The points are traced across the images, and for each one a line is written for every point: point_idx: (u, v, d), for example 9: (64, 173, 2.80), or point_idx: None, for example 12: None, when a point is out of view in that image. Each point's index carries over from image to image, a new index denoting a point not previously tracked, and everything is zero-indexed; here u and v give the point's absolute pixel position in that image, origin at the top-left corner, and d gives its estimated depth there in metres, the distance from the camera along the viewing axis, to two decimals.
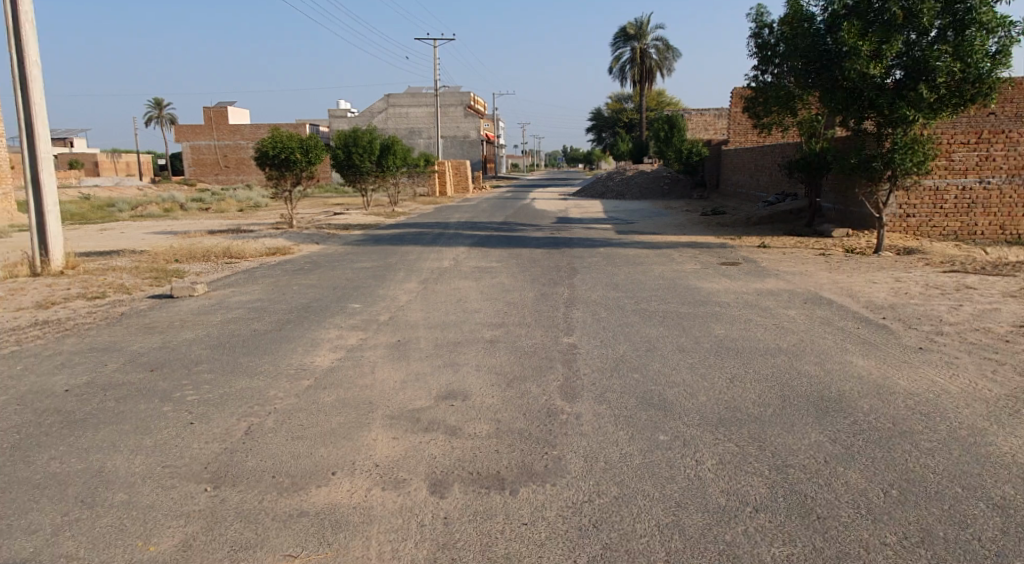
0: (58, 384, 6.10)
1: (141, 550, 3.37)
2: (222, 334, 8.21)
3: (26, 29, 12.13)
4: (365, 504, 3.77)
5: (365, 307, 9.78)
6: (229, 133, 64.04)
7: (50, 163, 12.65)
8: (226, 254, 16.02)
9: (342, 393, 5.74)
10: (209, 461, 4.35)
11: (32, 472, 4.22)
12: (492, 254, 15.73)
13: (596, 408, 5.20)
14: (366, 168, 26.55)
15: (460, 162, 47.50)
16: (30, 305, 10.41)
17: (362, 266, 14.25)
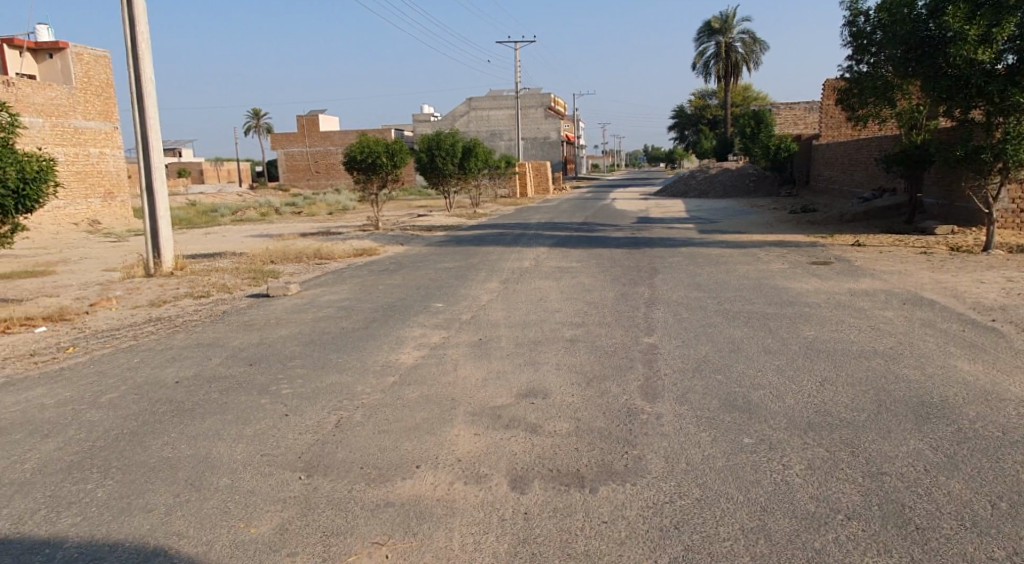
0: (168, 377, 6.51)
1: (243, 531, 3.58)
2: (314, 332, 8.55)
3: (142, 48, 12.97)
4: (448, 497, 3.88)
5: (448, 307, 9.98)
6: (320, 140, 66.45)
7: (162, 172, 13.47)
8: (317, 255, 16.67)
9: (426, 390, 5.91)
10: (303, 451, 4.58)
11: (147, 456, 4.55)
12: (572, 254, 15.74)
13: (677, 409, 5.16)
14: (449, 170, 26.98)
15: (541, 163, 47.71)
16: (143, 303, 11.11)
17: (445, 266, 14.53)
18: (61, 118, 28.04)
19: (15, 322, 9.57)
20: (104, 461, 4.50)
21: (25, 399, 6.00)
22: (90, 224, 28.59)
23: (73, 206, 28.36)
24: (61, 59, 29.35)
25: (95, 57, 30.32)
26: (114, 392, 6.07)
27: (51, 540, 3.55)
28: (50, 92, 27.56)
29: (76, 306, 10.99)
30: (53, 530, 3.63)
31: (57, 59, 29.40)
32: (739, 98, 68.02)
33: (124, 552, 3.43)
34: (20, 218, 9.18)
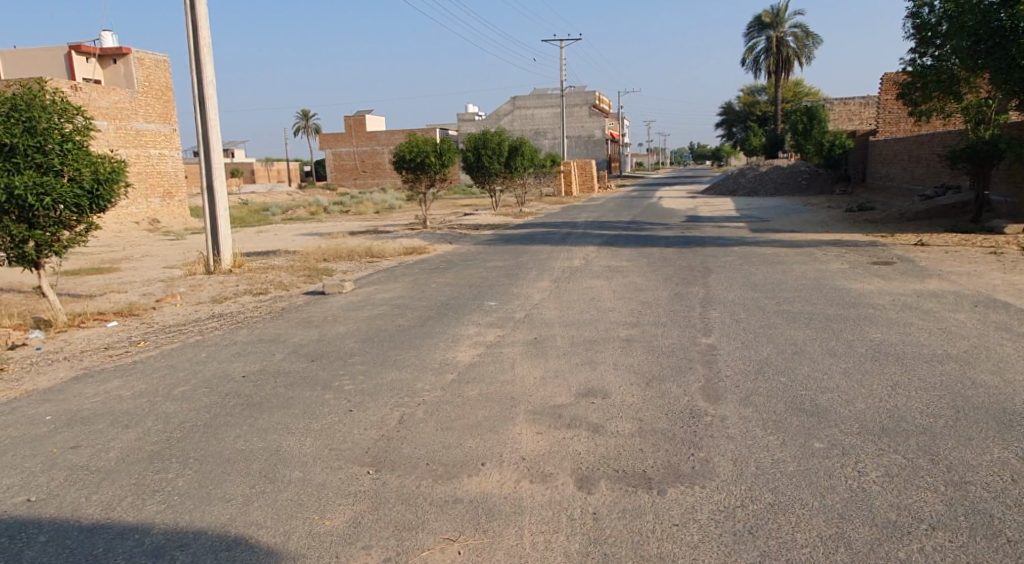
0: (235, 371, 6.68)
1: (318, 523, 3.65)
2: (371, 329, 8.66)
3: (204, 52, 13.36)
4: (515, 495, 3.89)
5: (500, 305, 10.00)
6: (367, 140, 67.34)
7: (222, 172, 13.81)
8: (368, 253, 16.88)
9: (485, 388, 5.94)
10: (369, 446, 4.64)
11: (222, 448, 4.67)
12: (622, 253, 15.65)
13: (741, 412, 5.07)
14: (495, 169, 26.99)
15: (586, 162, 47.60)
16: (206, 300, 11.40)
17: (495, 265, 14.56)
18: (124, 120, 28.99)
19: (88, 317, 9.93)
20: (181, 452, 4.63)
21: (104, 390, 6.22)
22: (151, 223, 29.46)
23: (135, 206, 29.23)
24: (125, 64, 30.41)
25: (156, 62, 31.27)
26: (185, 385, 6.25)
27: (140, 526, 3.68)
28: (115, 96, 28.57)
29: (144, 302, 11.36)
30: (140, 517, 3.76)
31: (121, 64, 30.51)
32: (790, 94, 66.74)
33: (207, 540, 3.53)
34: (93, 218, 9.46)
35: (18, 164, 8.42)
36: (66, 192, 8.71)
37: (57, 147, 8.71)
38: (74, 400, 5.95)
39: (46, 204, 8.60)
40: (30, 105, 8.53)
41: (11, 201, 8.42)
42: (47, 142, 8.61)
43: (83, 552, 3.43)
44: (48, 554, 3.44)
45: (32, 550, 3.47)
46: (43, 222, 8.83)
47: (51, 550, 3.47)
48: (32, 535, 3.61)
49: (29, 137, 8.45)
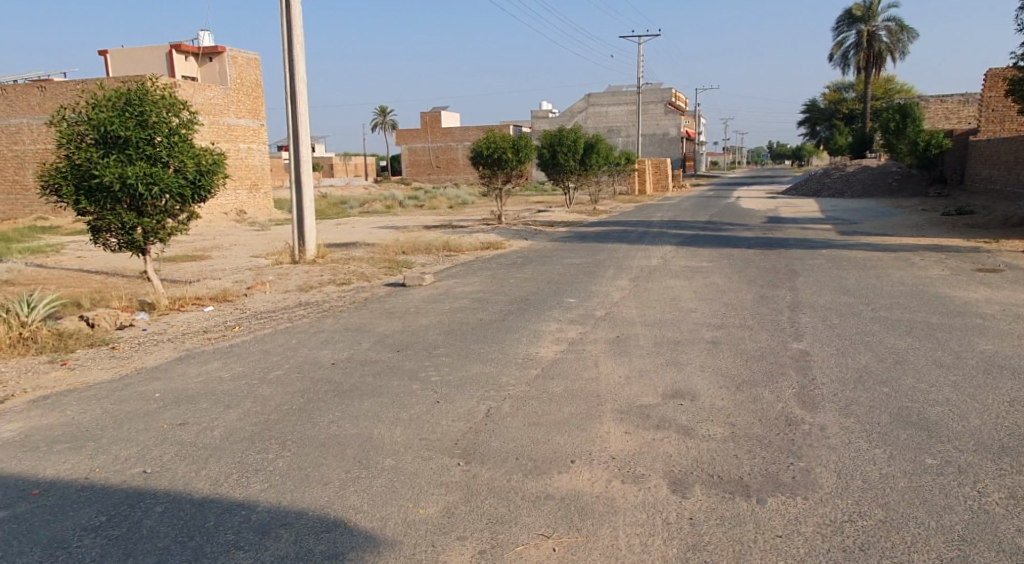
0: (325, 358, 6.87)
1: (413, 512, 3.73)
2: (452, 322, 8.74)
3: (297, 49, 13.78)
4: (607, 495, 3.85)
5: (580, 302, 9.92)
6: (441, 136, 68.08)
7: (309, 166, 14.20)
8: (446, 247, 17.04)
9: (570, 385, 5.88)
10: (458, 438, 4.68)
11: (317, 432, 4.82)
12: (702, 253, 15.32)
13: (842, 422, 4.86)
14: (570, 166, 26.82)
15: (662, 160, 46.88)
16: (293, 288, 11.74)
17: (573, 262, 14.46)
18: (217, 116, 30.12)
19: (188, 301, 10.40)
20: (279, 434, 4.81)
21: (206, 370, 6.51)
22: (238, 213, 30.56)
23: (223, 198, 30.36)
24: (218, 62, 31.67)
25: (247, 60, 32.35)
26: (279, 369, 6.47)
27: (246, 503, 3.88)
28: (209, 92, 29.79)
29: (237, 288, 11.80)
30: (245, 494, 3.96)
31: (216, 63, 31.76)
32: (880, 91, 64.10)
33: (307, 521, 3.67)
34: (195, 207, 9.85)
35: (130, 155, 8.86)
36: (173, 182, 9.09)
37: (164, 139, 9.11)
38: (179, 379, 6.24)
39: (154, 193, 9.01)
40: (142, 100, 8.97)
41: (124, 190, 8.88)
42: (156, 135, 9.03)
43: (197, 524, 3.66)
44: (165, 524, 3.69)
45: (149, 520, 3.73)
46: (151, 210, 9.26)
47: (168, 521, 3.72)
48: (150, 505, 3.89)
49: (141, 131, 8.89)
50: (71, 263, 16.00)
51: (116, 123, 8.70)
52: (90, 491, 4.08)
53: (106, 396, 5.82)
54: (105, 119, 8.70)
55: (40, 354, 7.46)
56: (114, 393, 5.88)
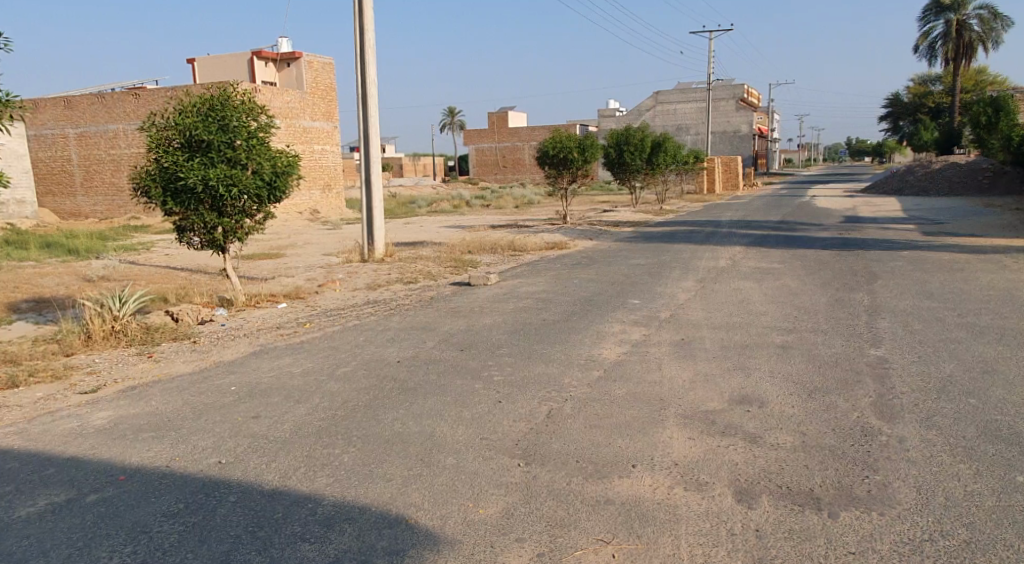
0: (391, 356, 6.99)
1: (473, 511, 3.75)
2: (516, 321, 8.77)
3: (369, 53, 14.07)
4: (669, 502, 3.80)
5: (645, 304, 9.81)
6: (508, 136, 68.33)
7: (379, 166, 14.48)
8: (510, 246, 17.10)
9: (633, 387, 5.81)
10: (519, 438, 4.69)
11: (381, 428, 4.91)
12: (773, 254, 14.93)
13: (922, 434, 4.65)
14: (637, 166, 26.53)
15: (733, 158, 45.91)
16: (361, 286, 11.98)
17: (638, 263, 14.31)
18: (294, 119, 31.01)
19: (263, 298, 10.75)
20: (345, 430, 4.91)
21: (278, 365, 6.72)
22: (312, 213, 31.41)
23: (298, 198, 31.28)
24: (297, 66, 32.83)
25: (323, 64, 33.22)
26: (347, 366, 6.62)
27: (312, 496, 3.98)
28: (287, 96, 30.60)
29: (309, 286, 12.13)
30: (312, 488, 4.07)
31: (294, 68, 32.94)
32: (970, 84, 61.07)
33: (371, 517, 3.74)
34: (271, 208, 10.16)
35: (212, 158, 9.21)
36: (251, 183, 9.40)
37: (244, 142, 9.42)
38: (253, 373, 6.46)
39: (234, 194, 9.34)
40: (223, 105, 9.32)
41: (206, 191, 9.23)
42: (236, 139, 9.36)
43: (266, 515, 3.78)
44: (237, 513, 3.82)
45: (223, 508, 3.87)
46: (230, 210, 9.60)
47: (239, 510, 3.85)
48: (224, 494, 4.04)
49: (222, 134, 9.23)
50: (157, 261, 16.77)
51: (200, 127, 9.07)
52: (170, 479, 4.26)
53: (187, 388, 6.08)
54: (190, 124, 9.08)
55: (128, 347, 7.86)
56: (193, 386, 6.14)
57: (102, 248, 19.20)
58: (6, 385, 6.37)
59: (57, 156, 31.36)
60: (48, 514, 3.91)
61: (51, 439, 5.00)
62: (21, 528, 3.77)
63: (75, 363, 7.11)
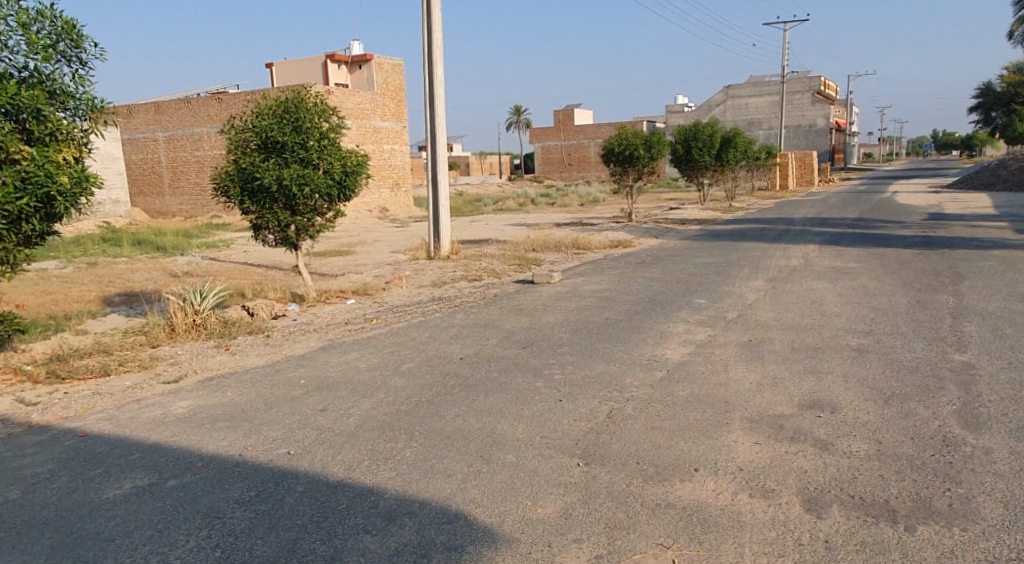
0: (454, 352, 7.05)
1: (531, 509, 3.75)
2: (579, 320, 8.73)
3: (437, 53, 14.23)
4: (734, 508, 3.71)
5: (711, 303, 9.61)
6: (574, 133, 68.02)
7: (445, 164, 14.63)
8: (575, 244, 17.02)
9: (696, 389, 5.70)
10: (579, 437, 4.66)
11: (443, 424, 4.96)
12: (849, 253, 14.40)
13: (1010, 446, 4.41)
14: (706, 162, 26.00)
15: (807, 153, 44.55)
16: (427, 284, 12.14)
17: (705, 262, 14.03)
18: (364, 119, 31.64)
19: (332, 294, 11.00)
20: (408, 425, 4.97)
21: (345, 360, 6.87)
22: (381, 211, 32.01)
23: (367, 196, 31.92)
24: (369, 69, 33.54)
25: (393, 66, 33.78)
26: (411, 362, 6.71)
27: (375, 489, 4.05)
28: (358, 97, 31.24)
29: (377, 283, 12.36)
30: (375, 481, 4.14)
31: (366, 69, 33.70)
32: None
33: (431, 511, 3.77)
34: (341, 207, 10.38)
35: (286, 159, 9.48)
36: (322, 182, 9.62)
37: (316, 143, 9.67)
38: (322, 367, 6.62)
39: (306, 193, 9.58)
40: (297, 107, 9.58)
41: (280, 190, 9.50)
42: (309, 140, 9.61)
43: (330, 505, 3.86)
44: (304, 503, 3.92)
45: (291, 498, 3.98)
46: (302, 208, 9.86)
47: (306, 500, 3.94)
48: (291, 484, 4.15)
49: (296, 135, 9.49)
50: (236, 257, 17.41)
51: (275, 129, 9.35)
52: (242, 467, 4.40)
53: (260, 380, 6.28)
54: (266, 125, 9.38)
55: (209, 339, 8.17)
56: (266, 378, 6.33)
57: (187, 245, 20.06)
58: (99, 372, 6.71)
59: (148, 158, 32.96)
60: (131, 497, 4.09)
61: (136, 426, 5.24)
62: (108, 509, 3.97)
63: (160, 354, 7.44)
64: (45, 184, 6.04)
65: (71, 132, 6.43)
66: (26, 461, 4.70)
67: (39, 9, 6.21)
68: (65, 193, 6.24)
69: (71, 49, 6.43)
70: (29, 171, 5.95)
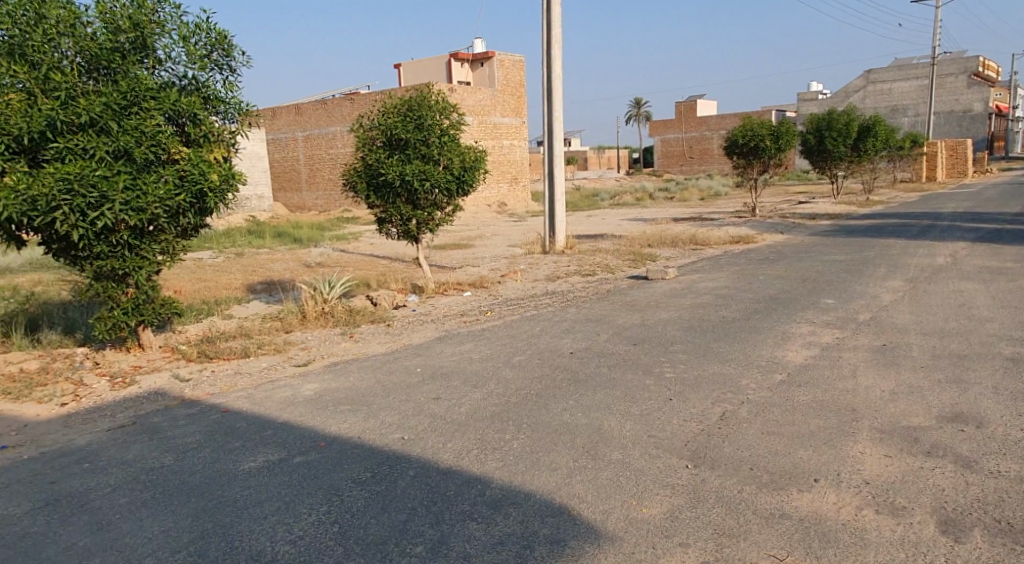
0: (564, 346, 7.05)
1: (636, 509, 3.69)
2: (695, 317, 8.51)
3: (555, 48, 14.26)
4: (857, 524, 3.51)
5: (841, 304, 9.10)
6: (697, 125, 66.15)
7: (561, 159, 14.64)
8: (693, 240, 16.61)
9: (820, 394, 5.42)
10: (690, 439, 4.54)
11: (550, 418, 4.97)
12: (1002, 252, 13.22)
13: None
14: (840, 153, 24.58)
15: (960, 141, 41.13)
16: (541, 278, 12.19)
17: (835, 259, 13.28)
18: (485, 115, 32.21)
19: (450, 286, 11.27)
20: (516, 417, 5.02)
21: (459, 350, 7.03)
22: (499, 206, 32.50)
23: (487, 191, 32.49)
24: (489, 66, 34.07)
25: (513, 62, 34.23)
26: (523, 354, 6.77)
27: (482, 478, 4.12)
28: (479, 94, 31.82)
29: (492, 276, 12.55)
30: (482, 470, 4.21)
31: (487, 66, 34.21)
32: None
33: (535, 503, 3.80)
34: (460, 202, 10.58)
35: (408, 155, 9.79)
36: (442, 177, 9.84)
37: (437, 139, 9.92)
38: (437, 357, 6.81)
39: (426, 188, 9.84)
40: (420, 105, 9.86)
41: (403, 185, 9.81)
42: (430, 136, 9.87)
43: (438, 491, 3.97)
44: (414, 487, 4.04)
45: (403, 481, 4.11)
46: (423, 203, 10.13)
47: (417, 485, 4.07)
48: (403, 468, 4.29)
49: (418, 132, 9.77)
50: (364, 249, 18.17)
51: (399, 127, 9.68)
52: (361, 449, 4.60)
53: (379, 367, 6.53)
54: (391, 123, 9.74)
55: (334, 326, 8.58)
56: (384, 365, 6.58)
57: (320, 237, 21.15)
58: (240, 354, 7.20)
59: (288, 156, 35.02)
60: (262, 470, 4.37)
61: (269, 405, 5.59)
62: (240, 480, 4.25)
63: (292, 339, 7.88)
64: (199, 181, 6.46)
65: (220, 134, 6.89)
66: (178, 432, 5.11)
67: (197, 22, 6.69)
68: (216, 189, 6.64)
69: (223, 58, 6.90)
70: (185, 170, 6.41)
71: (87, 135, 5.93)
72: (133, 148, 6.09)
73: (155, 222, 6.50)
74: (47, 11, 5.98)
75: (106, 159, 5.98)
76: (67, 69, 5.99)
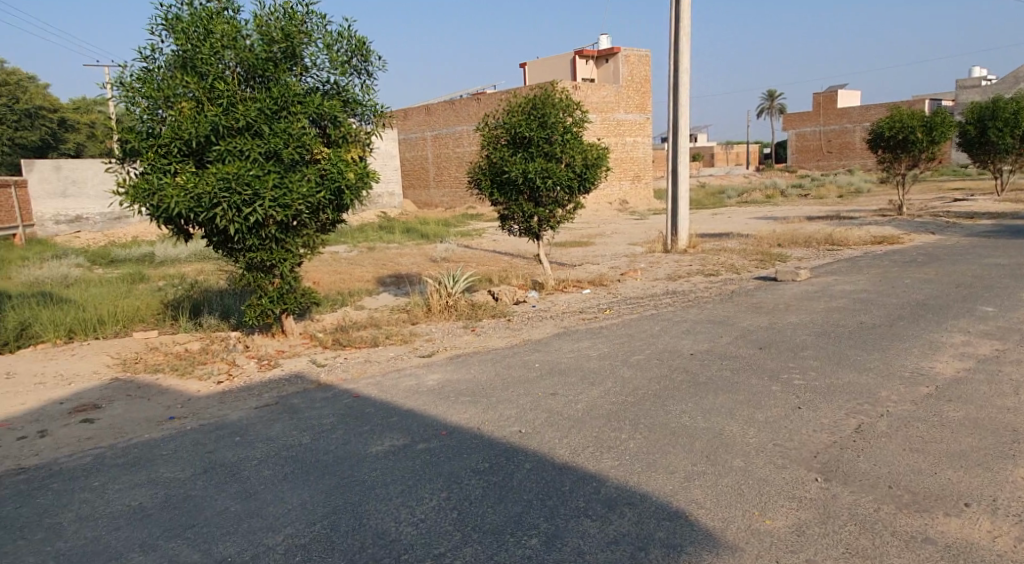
0: (685, 348, 6.97)
1: (759, 520, 3.64)
2: (827, 322, 8.15)
3: (683, 42, 14.00)
4: (1013, 556, 3.31)
5: (1001, 313, 8.41)
6: (837, 118, 62.47)
7: (686, 156, 14.35)
8: (828, 240, 15.83)
9: (973, 412, 5.08)
10: (819, 450, 4.40)
11: (668, 420, 4.96)
12: None
13: None
14: (1006, 145, 22.52)
15: None
16: (663, 277, 12.04)
17: (994, 263, 12.25)
18: (609, 112, 32.05)
19: (570, 283, 11.35)
20: (634, 417, 5.05)
21: (578, 347, 7.10)
22: (621, 204, 32.30)
23: (610, 188, 32.34)
24: (614, 62, 33.60)
25: (638, 57, 33.78)
26: (642, 354, 6.76)
27: (598, 475, 4.19)
28: (604, 92, 31.71)
29: (613, 273, 12.53)
30: (598, 468, 4.27)
31: (611, 63, 33.85)
32: None
33: (652, 505, 3.83)
34: (581, 199, 10.63)
35: (531, 153, 9.94)
36: (564, 175, 9.93)
37: (560, 137, 10.03)
38: (557, 353, 6.92)
39: (549, 185, 9.95)
40: (544, 103, 9.99)
41: (526, 183, 9.98)
42: (553, 134, 9.98)
43: (556, 486, 4.07)
44: (532, 480, 4.17)
45: (520, 474, 4.25)
46: (545, 201, 10.25)
47: (535, 478, 4.20)
48: (522, 460, 4.43)
49: (542, 131, 9.91)
50: (487, 246, 18.59)
51: (524, 126, 9.86)
52: (480, 440, 4.78)
53: (499, 361, 6.72)
54: (516, 122, 9.94)
55: (458, 320, 8.88)
56: (505, 359, 6.77)
57: (446, 233, 21.81)
58: (370, 343, 7.62)
59: (418, 155, 36.31)
60: (390, 454, 4.64)
61: (396, 392, 5.90)
62: (372, 462, 4.54)
63: (418, 331, 8.24)
64: (338, 179, 6.87)
65: (357, 135, 7.30)
66: (315, 413, 5.51)
67: (340, 30, 7.12)
68: (352, 187, 7.04)
69: (361, 64, 7.31)
70: (326, 169, 6.84)
71: (244, 139, 6.47)
72: (282, 149, 6.58)
73: (299, 217, 6.99)
74: (214, 26, 6.54)
75: (259, 160, 6.50)
76: (228, 79, 6.57)
